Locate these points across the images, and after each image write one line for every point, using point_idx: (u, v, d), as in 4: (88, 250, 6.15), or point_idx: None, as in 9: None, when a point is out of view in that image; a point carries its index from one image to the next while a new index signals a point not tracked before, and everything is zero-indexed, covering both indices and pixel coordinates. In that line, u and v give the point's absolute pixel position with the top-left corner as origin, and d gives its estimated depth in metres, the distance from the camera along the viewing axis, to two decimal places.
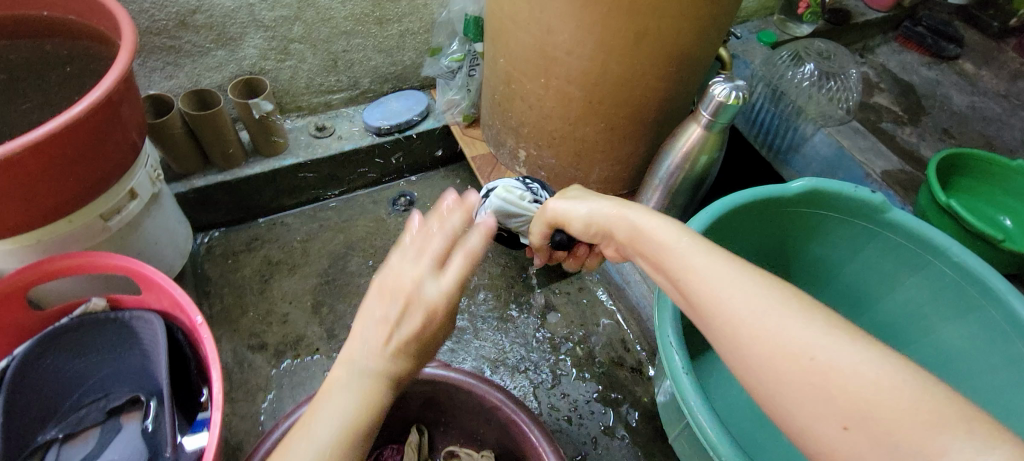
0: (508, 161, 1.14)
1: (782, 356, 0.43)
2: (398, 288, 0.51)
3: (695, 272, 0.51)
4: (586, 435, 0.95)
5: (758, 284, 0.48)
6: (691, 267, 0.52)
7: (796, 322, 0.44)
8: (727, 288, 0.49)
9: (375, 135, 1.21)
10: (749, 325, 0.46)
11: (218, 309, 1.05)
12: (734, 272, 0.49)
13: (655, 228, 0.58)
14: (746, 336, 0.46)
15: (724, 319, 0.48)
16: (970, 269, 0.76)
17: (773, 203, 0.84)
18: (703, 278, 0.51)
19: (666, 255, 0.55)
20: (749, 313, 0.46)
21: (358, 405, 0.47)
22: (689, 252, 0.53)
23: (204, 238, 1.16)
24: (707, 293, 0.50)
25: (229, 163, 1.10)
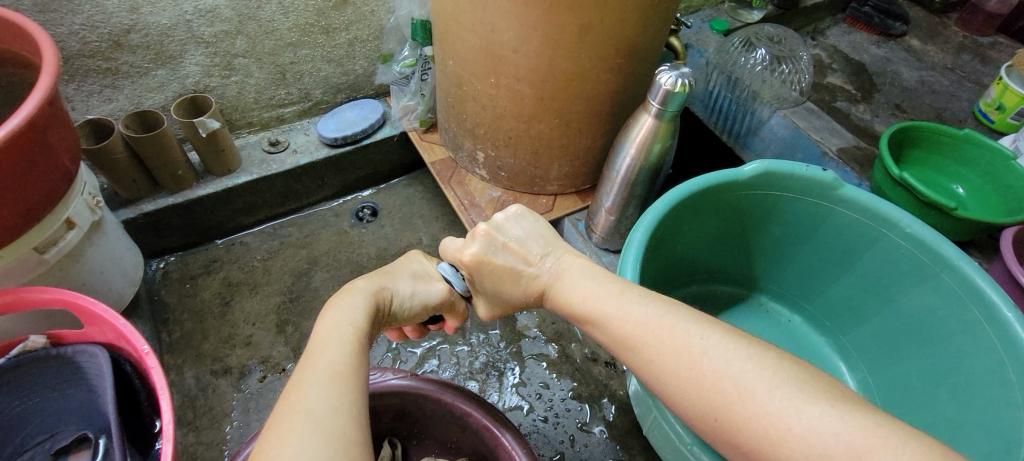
0: (467, 165, 1.13)
1: (705, 394, 0.45)
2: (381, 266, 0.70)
3: (615, 320, 0.54)
4: (563, 434, 0.94)
5: (677, 324, 0.49)
6: (607, 319, 0.55)
7: (725, 360, 0.45)
8: (646, 332, 0.51)
9: (331, 146, 1.18)
10: (668, 371, 0.48)
11: (178, 336, 1.02)
12: (650, 314, 0.52)
13: (568, 287, 0.61)
14: (673, 379, 0.47)
15: (647, 365, 0.50)
16: (923, 239, 0.78)
17: (729, 187, 0.84)
18: (623, 327, 0.53)
19: (586, 304, 0.58)
20: (671, 362, 0.48)
21: (358, 306, 0.57)
22: (612, 310, 0.54)
23: (159, 264, 1.12)
24: (628, 342, 0.52)
25: (180, 186, 1.07)
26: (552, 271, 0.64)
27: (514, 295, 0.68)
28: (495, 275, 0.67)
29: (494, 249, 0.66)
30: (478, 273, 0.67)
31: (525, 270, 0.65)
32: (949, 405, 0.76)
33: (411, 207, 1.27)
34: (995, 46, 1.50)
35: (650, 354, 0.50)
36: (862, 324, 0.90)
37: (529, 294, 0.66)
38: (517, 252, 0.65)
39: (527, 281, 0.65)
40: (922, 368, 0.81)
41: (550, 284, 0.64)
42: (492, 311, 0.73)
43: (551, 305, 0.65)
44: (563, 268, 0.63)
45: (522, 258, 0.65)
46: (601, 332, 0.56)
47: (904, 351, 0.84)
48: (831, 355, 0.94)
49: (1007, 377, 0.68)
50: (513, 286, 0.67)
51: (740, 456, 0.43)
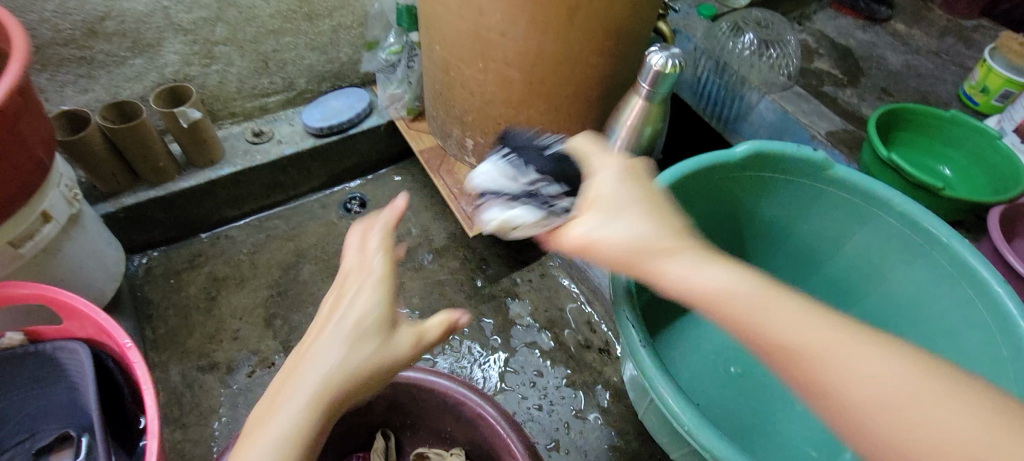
0: (456, 152, 1.12)
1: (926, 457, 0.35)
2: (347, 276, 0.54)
3: (767, 329, 0.41)
4: (558, 421, 0.94)
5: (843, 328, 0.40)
6: (761, 324, 0.41)
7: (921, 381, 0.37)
8: (800, 330, 0.40)
9: (317, 136, 1.16)
10: (837, 373, 0.38)
11: (163, 332, 1.00)
12: (810, 319, 0.41)
13: (704, 272, 0.45)
14: (863, 420, 0.37)
15: (819, 389, 0.39)
16: (912, 217, 0.78)
17: (719, 169, 0.83)
18: (781, 337, 0.41)
19: (728, 301, 0.43)
20: (845, 371, 0.38)
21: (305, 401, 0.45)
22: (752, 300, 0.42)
23: (142, 259, 1.10)
24: (790, 356, 0.40)
25: (161, 178, 1.04)
26: (683, 248, 0.46)
27: (628, 240, 0.47)
28: (621, 201, 0.50)
29: (622, 185, 0.51)
30: (604, 208, 0.50)
31: (650, 235, 0.47)
32: None
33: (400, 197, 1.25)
34: (978, 29, 1.51)
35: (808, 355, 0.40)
36: (854, 304, 0.90)
37: (640, 263, 0.47)
38: (646, 209, 0.49)
39: (647, 250, 0.47)
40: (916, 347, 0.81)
41: (679, 251, 0.46)
42: (573, 247, 0.51)
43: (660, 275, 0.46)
44: (695, 250, 0.47)
45: (646, 220, 0.48)
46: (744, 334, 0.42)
47: (897, 329, 0.84)
48: None
49: (1000, 353, 0.68)
50: (630, 241, 0.47)
51: None
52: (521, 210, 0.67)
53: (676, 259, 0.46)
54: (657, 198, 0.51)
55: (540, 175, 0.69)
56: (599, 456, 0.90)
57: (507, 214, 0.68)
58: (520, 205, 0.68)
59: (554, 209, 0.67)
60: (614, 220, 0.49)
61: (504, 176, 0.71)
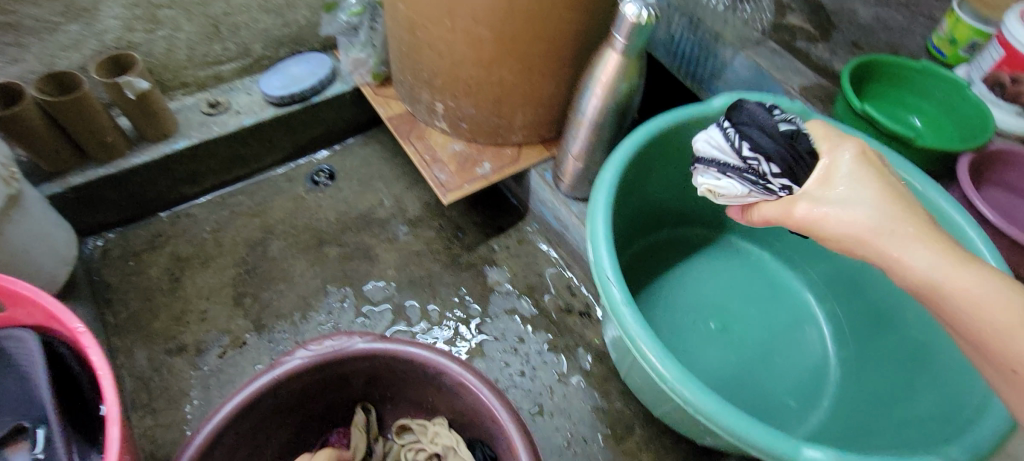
0: (426, 117, 1.07)
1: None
2: None
3: (966, 288, 0.47)
4: (541, 385, 0.93)
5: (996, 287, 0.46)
6: (971, 289, 0.47)
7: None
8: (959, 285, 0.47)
9: (277, 105, 1.10)
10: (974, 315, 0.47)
11: (125, 316, 0.95)
12: (984, 281, 0.46)
13: (913, 250, 0.49)
14: (996, 348, 0.46)
15: (977, 331, 0.47)
16: (888, 165, 0.78)
17: (697, 123, 0.81)
18: (977, 294, 0.46)
19: (949, 266, 0.47)
20: (976, 310, 0.47)
21: None
22: (928, 260, 0.48)
23: (97, 242, 1.04)
24: (980, 317, 0.46)
25: (111, 154, 0.97)
26: (902, 222, 0.50)
27: (850, 219, 0.51)
28: (860, 176, 0.53)
29: (862, 173, 0.54)
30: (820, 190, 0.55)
31: (896, 219, 0.50)
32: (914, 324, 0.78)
33: (370, 167, 1.20)
34: None
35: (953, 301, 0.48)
36: None
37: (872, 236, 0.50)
38: (870, 184, 0.52)
39: (889, 234, 0.49)
40: None
41: (882, 220, 0.50)
42: (797, 223, 0.56)
43: (865, 240, 0.51)
44: (906, 219, 0.50)
45: (882, 206, 0.51)
46: (949, 298, 0.48)
47: None
48: (798, 287, 0.95)
49: None
50: (853, 221, 0.51)
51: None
52: (730, 181, 0.62)
53: (870, 224, 0.50)
54: (876, 174, 0.53)
55: (760, 150, 0.61)
56: (583, 417, 0.90)
57: (716, 184, 0.63)
58: (729, 177, 0.62)
59: (768, 190, 0.60)
60: (839, 202, 0.53)
61: (720, 144, 0.64)
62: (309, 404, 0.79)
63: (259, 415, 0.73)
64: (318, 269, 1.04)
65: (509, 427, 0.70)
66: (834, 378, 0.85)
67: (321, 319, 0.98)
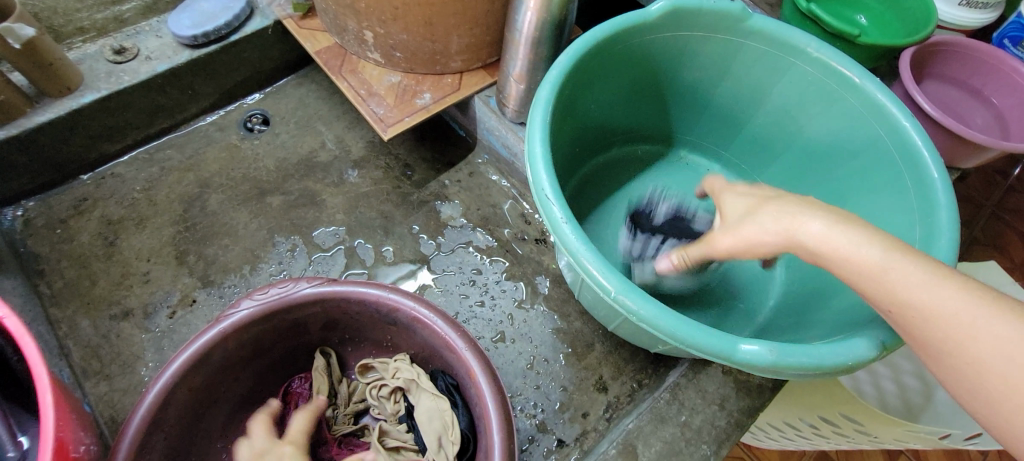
0: (357, 48, 1.00)
1: (924, 321, 0.44)
2: None
3: (845, 251, 0.48)
4: (501, 313, 0.94)
5: (869, 243, 0.47)
6: (851, 252, 0.48)
7: (905, 275, 0.45)
8: (835, 245, 0.49)
9: (192, 47, 1.01)
10: (853, 271, 0.48)
11: (60, 286, 0.90)
12: (855, 238, 0.48)
13: (794, 227, 0.51)
14: (880, 296, 0.47)
15: (863, 288, 0.48)
16: (827, 61, 0.76)
17: (635, 32, 0.77)
18: (857, 253, 0.47)
19: (830, 237, 0.49)
20: (856, 266, 0.47)
21: None
22: (806, 235, 0.50)
23: (17, 211, 0.96)
24: (863, 276, 0.47)
25: (9, 114, 0.88)
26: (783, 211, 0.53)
27: (755, 222, 0.54)
28: (750, 196, 0.59)
29: (749, 196, 0.59)
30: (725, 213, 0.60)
31: (779, 212, 0.53)
32: None
33: (307, 108, 1.13)
34: None
35: (834, 261, 0.49)
36: (774, 158, 0.91)
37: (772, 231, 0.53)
38: (762, 197, 0.57)
39: (777, 226, 0.52)
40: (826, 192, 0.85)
41: (770, 213, 0.53)
42: (721, 254, 0.57)
43: (757, 239, 0.54)
44: (787, 206, 0.53)
45: (766, 208, 0.54)
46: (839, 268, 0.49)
47: (811, 177, 0.87)
48: None
49: (904, 184, 0.71)
50: (749, 225, 0.55)
51: (936, 363, 0.44)
52: (637, 267, 0.82)
53: (759, 224, 0.54)
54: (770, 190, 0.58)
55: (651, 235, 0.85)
56: (544, 339, 0.92)
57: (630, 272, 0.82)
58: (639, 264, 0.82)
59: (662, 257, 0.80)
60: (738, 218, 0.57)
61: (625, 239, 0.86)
62: (265, 353, 0.79)
63: (210, 369, 0.71)
64: (263, 219, 1.00)
65: (465, 354, 0.72)
66: (779, 278, 0.89)
67: (272, 270, 0.96)
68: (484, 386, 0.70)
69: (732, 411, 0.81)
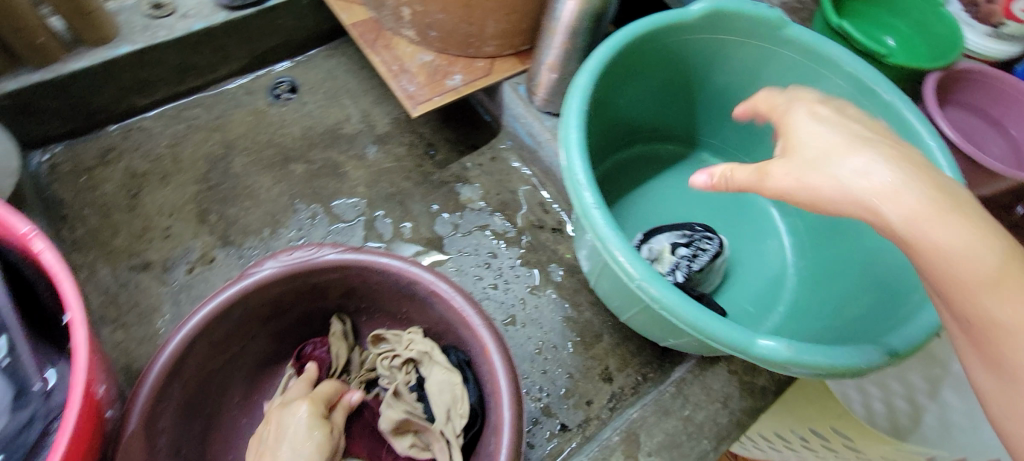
0: (393, 25, 1.01)
1: (1005, 341, 0.42)
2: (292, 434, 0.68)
3: (940, 242, 0.46)
4: (514, 297, 0.96)
5: (979, 243, 0.44)
6: (945, 246, 0.45)
7: (1006, 291, 0.43)
8: (935, 234, 0.46)
9: (229, 9, 1.02)
10: (942, 267, 0.46)
11: (82, 233, 0.91)
12: (961, 235, 0.45)
13: (887, 191, 0.49)
14: (965, 300, 0.45)
15: (947, 286, 0.46)
16: (857, 75, 0.78)
17: (674, 30, 0.79)
18: (956, 248, 0.45)
19: (923, 221, 0.47)
20: (950, 263, 0.45)
21: None
22: (893, 206, 0.48)
23: (43, 156, 0.97)
24: (954, 276, 0.45)
25: (45, 58, 0.89)
26: (886, 177, 0.50)
27: (835, 171, 0.52)
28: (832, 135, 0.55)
29: (836, 137, 0.54)
30: (802, 151, 0.55)
31: (875, 169, 0.50)
32: None
33: (336, 80, 1.14)
34: None
35: (924, 247, 0.47)
36: None
37: (860, 196, 0.50)
38: (849, 141, 0.53)
39: (863, 184, 0.50)
40: None
41: (854, 170, 0.51)
42: (768, 194, 0.55)
43: (829, 187, 0.52)
44: (887, 169, 0.50)
45: (859, 159, 0.51)
46: (919, 254, 0.47)
47: None
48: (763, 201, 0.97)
49: None
50: (836, 178, 0.52)
51: (990, 375, 0.44)
52: None
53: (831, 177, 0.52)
54: (859, 134, 0.54)
55: None
56: (554, 326, 0.94)
57: None
58: None
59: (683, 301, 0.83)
60: (814, 165, 0.54)
61: None
62: (284, 315, 0.80)
63: (231, 325, 0.73)
64: (285, 186, 1.01)
65: (482, 332, 0.73)
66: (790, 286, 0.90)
67: (291, 235, 0.97)
68: (497, 365, 0.71)
69: (734, 409, 0.83)
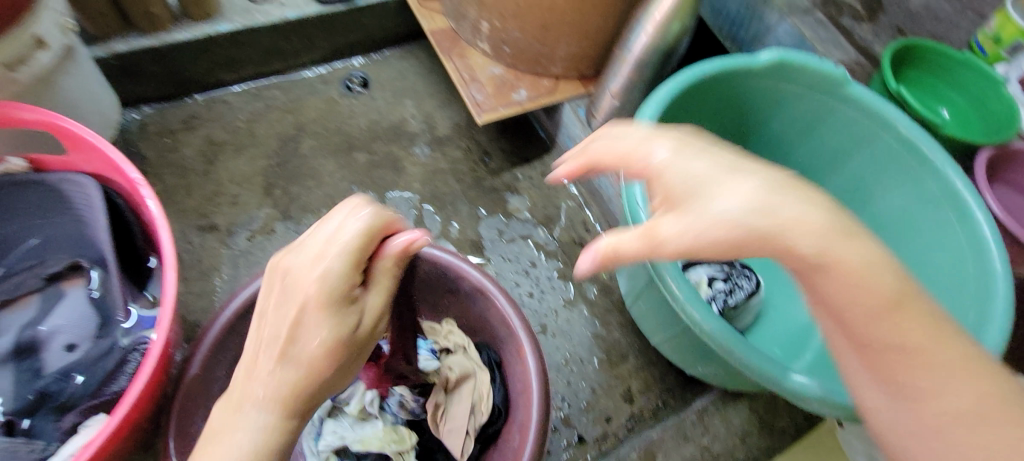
0: (470, 36, 1.07)
1: (927, 384, 0.37)
2: (299, 285, 0.44)
3: (862, 274, 0.37)
4: (548, 307, 0.99)
5: (891, 269, 0.37)
6: (862, 281, 0.36)
7: (920, 317, 0.37)
8: (857, 259, 0.37)
9: (322, 4, 1.09)
10: (870, 302, 0.37)
11: (159, 189, 0.98)
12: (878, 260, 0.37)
13: (800, 223, 0.37)
14: (891, 341, 0.37)
15: (873, 328, 0.37)
16: (913, 141, 0.80)
17: (741, 75, 0.83)
18: (878, 280, 0.37)
19: (840, 249, 0.37)
20: (878, 297, 0.37)
21: (310, 345, 0.43)
22: (802, 234, 0.37)
23: (134, 114, 1.06)
24: (883, 312, 0.37)
25: (155, 26, 0.97)
26: (799, 211, 0.37)
27: (724, 205, 0.38)
28: (694, 159, 0.41)
29: (702, 161, 0.41)
30: (688, 196, 0.40)
31: (769, 194, 0.38)
32: None
33: (405, 81, 1.21)
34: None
35: (848, 284, 0.37)
36: None
37: (775, 235, 0.37)
38: (722, 166, 0.40)
39: (764, 213, 0.37)
40: None
41: (746, 194, 0.38)
42: (660, 257, 0.39)
43: (719, 222, 0.37)
44: (788, 191, 0.38)
45: (748, 185, 0.38)
46: (838, 292, 0.37)
47: None
48: None
49: (965, 271, 0.74)
50: (731, 213, 0.38)
51: (927, 430, 0.37)
52: None
53: (721, 206, 0.38)
54: (721, 156, 0.41)
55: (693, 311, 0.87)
56: (583, 341, 0.97)
57: None
58: None
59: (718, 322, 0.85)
60: (698, 194, 0.39)
61: None
62: None
63: None
64: (347, 172, 1.07)
65: (519, 333, 0.76)
66: None
67: None
68: (531, 366, 0.74)
69: (752, 446, 0.85)
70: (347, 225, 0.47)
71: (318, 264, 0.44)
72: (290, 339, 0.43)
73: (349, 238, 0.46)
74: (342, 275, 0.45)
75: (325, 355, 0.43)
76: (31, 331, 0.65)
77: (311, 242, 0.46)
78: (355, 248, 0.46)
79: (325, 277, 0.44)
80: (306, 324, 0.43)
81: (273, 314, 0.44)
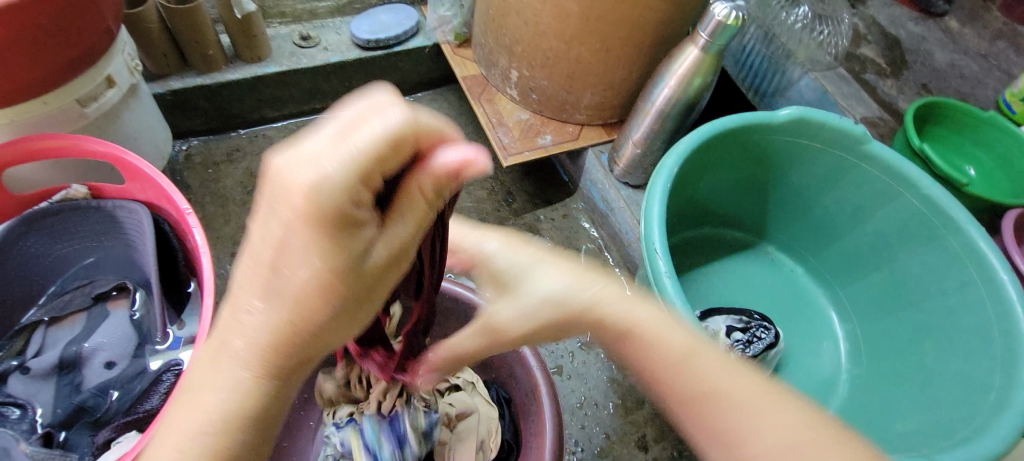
0: (499, 83, 1.13)
1: (738, 423, 0.40)
2: (284, 192, 0.30)
3: (657, 336, 0.43)
4: (564, 348, 0.99)
5: (682, 328, 0.44)
6: (656, 339, 0.43)
7: (724, 367, 0.42)
8: (650, 322, 0.44)
9: (362, 49, 1.17)
10: (674, 356, 0.42)
11: (199, 216, 1.04)
12: (671, 323, 0.44)
13: (604, 300, 0.45)
14: (701, 391, 0.41)
15: (688, 384, 0.41)
16: (937, 200, 0.81)
17: (762, 129, 0.85)
18: (677, 340, 0.43)
19: (636, 316, 0.44)
20: (676, 352, 0.42)
21: (299, 282, 0.32)
22: (608, 303, 0.44)
23: (182, 146, 1.13)
24: (686, 368, 0.42)
25: (209, 66, 1.05)
26: (612, 293, 0.45)
27: (547, 288, 0.45)
28: (520, 245, 0.47)
29: (525, 246, 0.48)
30: (513, 277, 0.47)
31: (577, 277, 0.46)
32: (931, 355, 0.81)
33: None
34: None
35: (651, 343, 0.43)
36: (863, 275, 0.94)
37: (589, 309, 0.44)
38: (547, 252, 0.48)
39: (575, 292, 0.45)
40: (904, 321, 0.87)
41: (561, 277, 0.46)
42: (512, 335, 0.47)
43: (545, 303, 0.45)
44: (595, 275, 0.47)
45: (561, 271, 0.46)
46: (641, 351, 0.43)
47: (903, 308, 0.88)
48: (824, 305, 0.99)
49: (990, 334, 0.73)
50: (550, 295, 0.45)
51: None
52: None
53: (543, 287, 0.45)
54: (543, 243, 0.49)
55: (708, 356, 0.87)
56: (598, 384, 0.96)
57: None
58: None
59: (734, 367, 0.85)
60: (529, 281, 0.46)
61: None
62: None
63: None
64: None
65: (535, 373, 0.77)
66: (840, 391, 0.90)
67: None
68: (545, 408, 0.75)
69: None
70: (364, 117, 0.30)
71: (309, 168, 0.29)
72: (271, 259, 0.32)
73: (360, 134, 0.30)
74: (344, 185, 0.29)
75: (315, 294, 0.32)
76: (75, 347, 0.71)
77: (318, 129, 0.30)
78: (369, 152, 0.29)
79: (316, 186, 0.29)
80: (292, 245, 0.31)
81: (256, 236, 0.32)
